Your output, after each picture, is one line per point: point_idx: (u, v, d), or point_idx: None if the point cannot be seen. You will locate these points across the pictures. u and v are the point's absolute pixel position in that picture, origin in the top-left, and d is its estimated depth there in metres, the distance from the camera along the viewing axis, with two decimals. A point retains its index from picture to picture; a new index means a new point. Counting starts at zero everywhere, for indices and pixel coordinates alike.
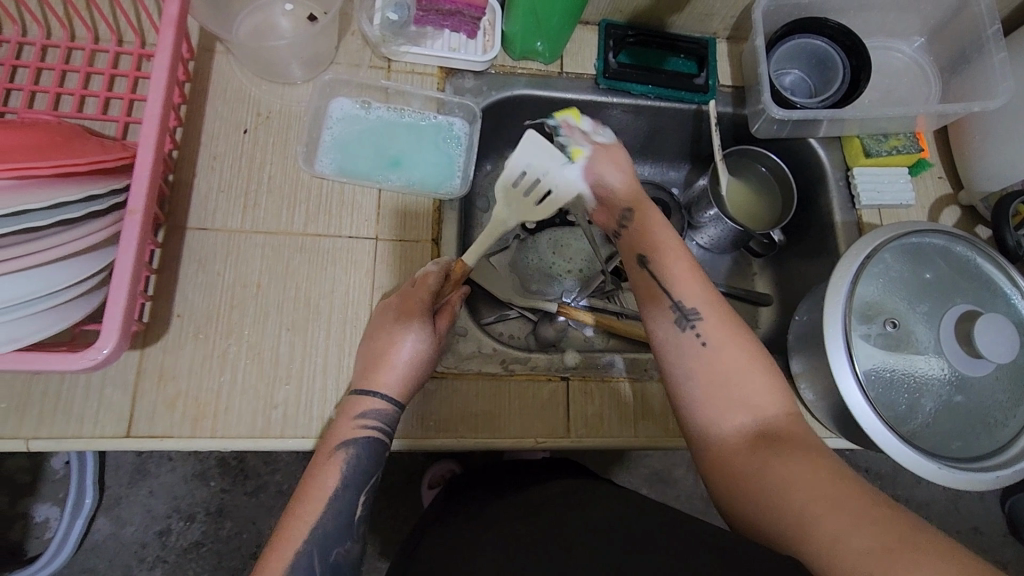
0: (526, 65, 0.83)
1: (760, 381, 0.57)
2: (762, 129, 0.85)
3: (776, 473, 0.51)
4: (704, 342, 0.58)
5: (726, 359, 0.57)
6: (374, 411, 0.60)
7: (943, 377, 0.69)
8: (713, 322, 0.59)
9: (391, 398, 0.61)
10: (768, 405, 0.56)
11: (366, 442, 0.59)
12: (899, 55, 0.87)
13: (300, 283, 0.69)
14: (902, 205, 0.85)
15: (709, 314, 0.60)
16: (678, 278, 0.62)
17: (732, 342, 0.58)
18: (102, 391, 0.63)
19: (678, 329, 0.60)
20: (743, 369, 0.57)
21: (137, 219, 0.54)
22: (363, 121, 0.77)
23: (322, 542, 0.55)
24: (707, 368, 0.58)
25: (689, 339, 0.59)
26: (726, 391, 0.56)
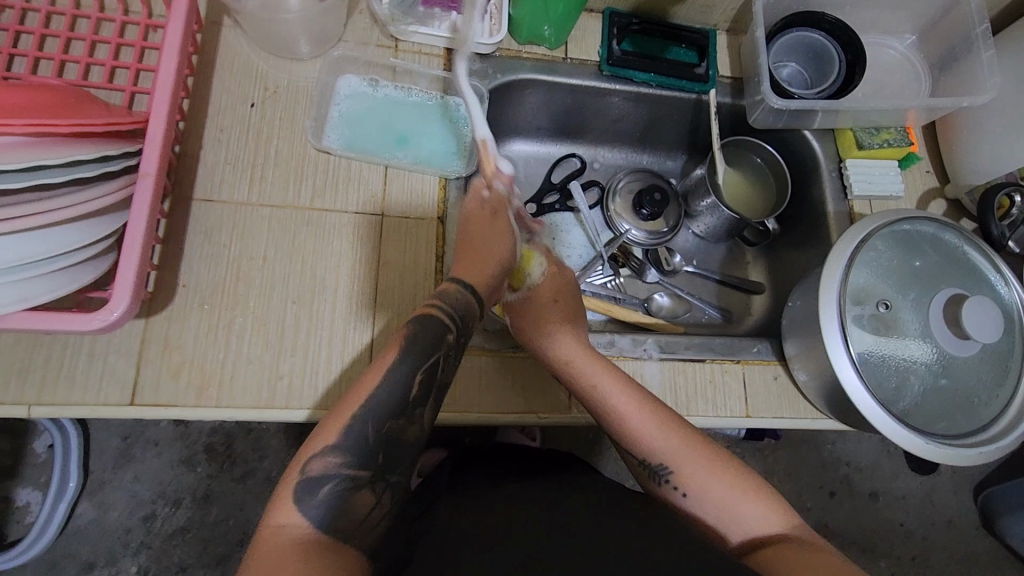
0: (531, 50, 0.84)
1: (752, 502, 0.60)
2: (759, 119, 0.87)
3: (788, 563, 0.53)
4: (683, 491, 0.62)
5: (706, 492, 0.61)
6: (453, 295, 0.60)
7: (930, 360, 0.72)
8: (685, 468, 0.62)
9: (471, 291, 0.61)
10: (765, 520, 0.59)
11: (432, 324, 0.58)
12: (892, 52, 0.89)
13: (306, 256, 0.69)
14: (892, 195, 0.88)
15: (676, 458, 0.63)
16: (640, 433, 0.65)
17: (704, 476, 0.62)
18: (105, 358, 0.62)
19: (660, 482, 0.64)
20: (730, 493, 0.61)
21: (150, 182, 0.54)
22: (370, 98, 0.77)
23: (374, 416, 0.53)
24: (699, 509, 0.62)
25: (675, 490, 0.63)
26: (722, 519, 0.60)
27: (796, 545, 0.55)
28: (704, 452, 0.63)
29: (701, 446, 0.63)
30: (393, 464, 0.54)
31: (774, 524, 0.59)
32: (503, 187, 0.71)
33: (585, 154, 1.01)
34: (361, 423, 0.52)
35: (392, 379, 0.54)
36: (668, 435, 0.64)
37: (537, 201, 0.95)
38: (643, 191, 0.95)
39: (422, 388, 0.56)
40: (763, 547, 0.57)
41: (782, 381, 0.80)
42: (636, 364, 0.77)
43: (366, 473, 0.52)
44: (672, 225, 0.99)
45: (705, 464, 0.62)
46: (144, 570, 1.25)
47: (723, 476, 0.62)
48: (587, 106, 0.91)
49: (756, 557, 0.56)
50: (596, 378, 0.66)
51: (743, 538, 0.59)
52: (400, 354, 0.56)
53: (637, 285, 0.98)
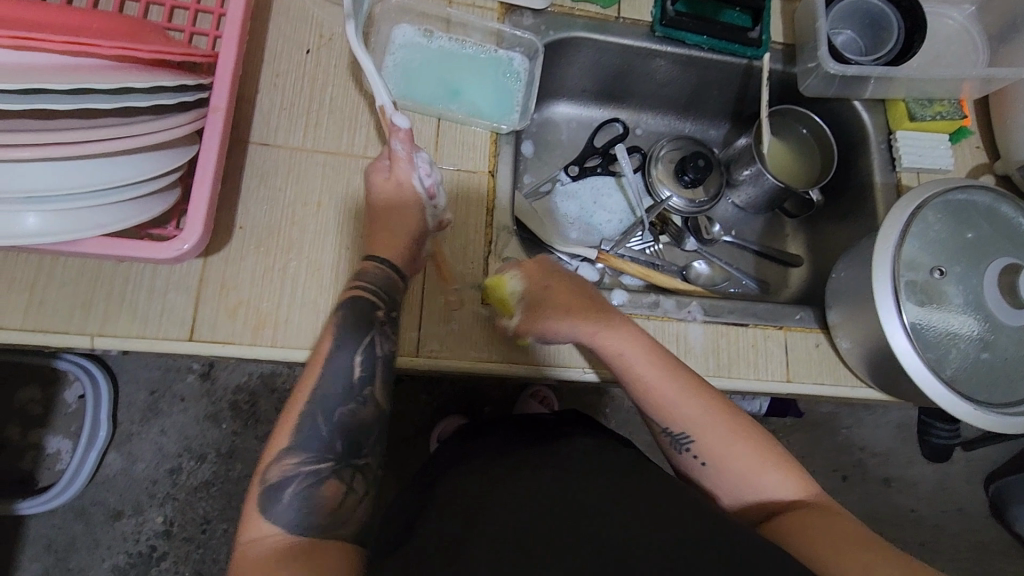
0: (584, 8, 0.83)
1: (772, 473, 0.60)
2: (811, 87, 0.86)
3: (809, 535, 0.54)
4: (703, 461, 0.62)
5: (728, 461, 0.61)
6: (372, 271, 0.63)
7: (976, 329, 0.72)
8: (709, 439, 0.61)
9: (393, 264, 0.64)
10: (783, 489, 0.60)
11: (359, 303, 0.61)
12: (950, 22, 0.88)
13: (359, 203, 0.70)
14: (941, 169, 0.87)
15: (698, 427, 0.62)
16: (670, 404, 0.63)
17: (727, 448, 0.61)
18: (165, 295, 0.63)
19: (679, 451, 0.63)
20: (752, 464, 0.60)
21: (221, 116, 0.55)
22: (425, 48, 0.76)
23: (322, 406, 0.57)
24: (718, 478, 0.62)
25: (693, 459, 0.62)
26: (740, 488, 0.61)
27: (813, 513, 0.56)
28: (729, 422, 0.62)
29: (730, 417, 0.62)
30: (354, 450, 0.58)
31: (790, 494, 0.59)
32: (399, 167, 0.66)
33: (628, 119, 1.00)
34: (311, 419, 0.56)
35: (335, 368, 0.58)
36: (693, 402, 0.62)
37: (579, 163, 0.94)
38: (686, 157, 0.94)
39: (364, 368, 0.59)
40: (780, 513, 0.58)
41: (822, 349, 0.80)
42: (678, 325, 0.77)
43: (329, 464, 0.56)
44: (714, 194, 0.97)
45: (730, 437, 0.61)
46: (169, 521, 1.28)
47: (744, 443, 0.61)
48: (633, 70, 0.91)
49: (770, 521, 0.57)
50: (620, 345, 0.64)
51: (760, 505, 0.60)
52: (336, 342, 0.59)
53: (675, 253, 0.98)
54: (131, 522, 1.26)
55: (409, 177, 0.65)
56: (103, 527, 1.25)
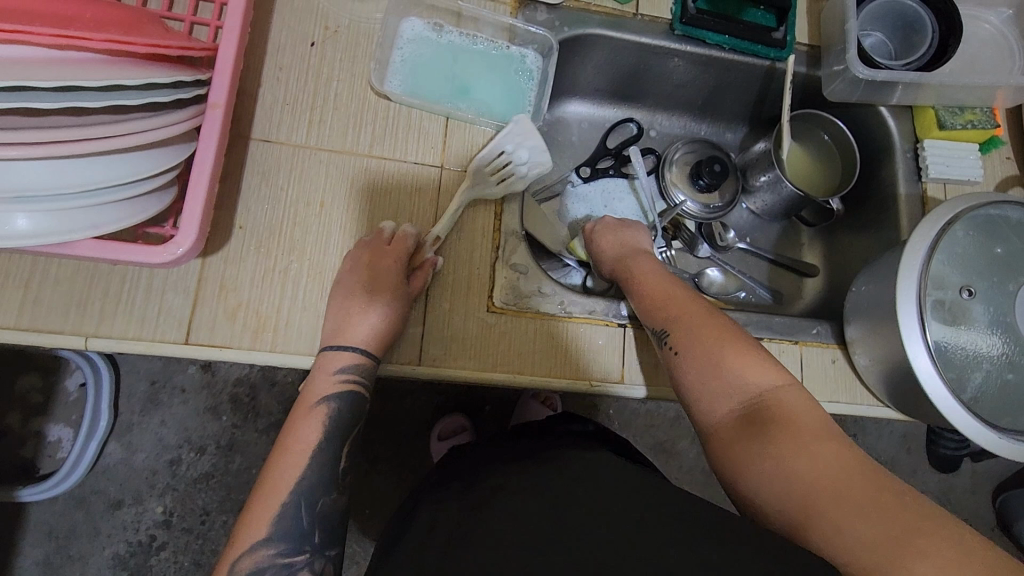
0: (601, 4, 0.80)
1: (747, 366, 0.58)
2: (836, 91, 0.82)
3: (779, 453, 0.51)
4: (677, 351, 0.62)
5: (705, 351, 0.60)
6: (349, 363, 0.61)
7: (1000, 352, 0.69)
8: (683, 330, 0.62)
9: (363, 348, 0.61)
10: (761, 382, 0.56)
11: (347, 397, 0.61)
12: (986, 25, 0.83)
13: (363, 205, 0.68)
14: (969, 181, 0.83)
15: (682, 322, 0.63)
16: (652, 307, 0.66)
17: (698, 338, 0.61)
18: (162, 295, 0.61)
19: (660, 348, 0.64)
20: (721, 350, 0.59)
21: (219, 114, 0.52)
22: (435, 44, 0.73)
23: (307, 497, 0.57)
24: (689, 372, 0.60)
25: (670, 353, 0.62)
26: (710, 384, 0.58)
27: (787, 424, 0.53)
28: (710, 323, 0.62)
29: (709, 315, 0.63)
30: (332, 538, 0.59)
31: (770, 388, 0.56)
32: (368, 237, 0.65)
33: (644, 119, 0.97)
34: (294, 510, 0.57)
35: (323, 458, 0.59)
36: (676, 299, 0.65)
37: (592, 164, 0.91)
38: (702, 161, 0.91)
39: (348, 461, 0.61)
40: (757, 418, 0.54)
41: (839, 365, 0.77)
42: None
43: (303, 554, 0.56)
44: (730, 201, 0.94)
45: (704, 328, 0.61)
46: (169, 511, 1.27)
47: (722, 342, 0.60)
48: (649, 69, 0.87)
49: (740, 449, 0.54)
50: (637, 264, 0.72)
51: (732, 399, 0.57)
52: (324, 435, 0.60)
53: (688, 260, 0.95)
54: (131, 512, 1.26)
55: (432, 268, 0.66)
56: (103, 516, 1.25)
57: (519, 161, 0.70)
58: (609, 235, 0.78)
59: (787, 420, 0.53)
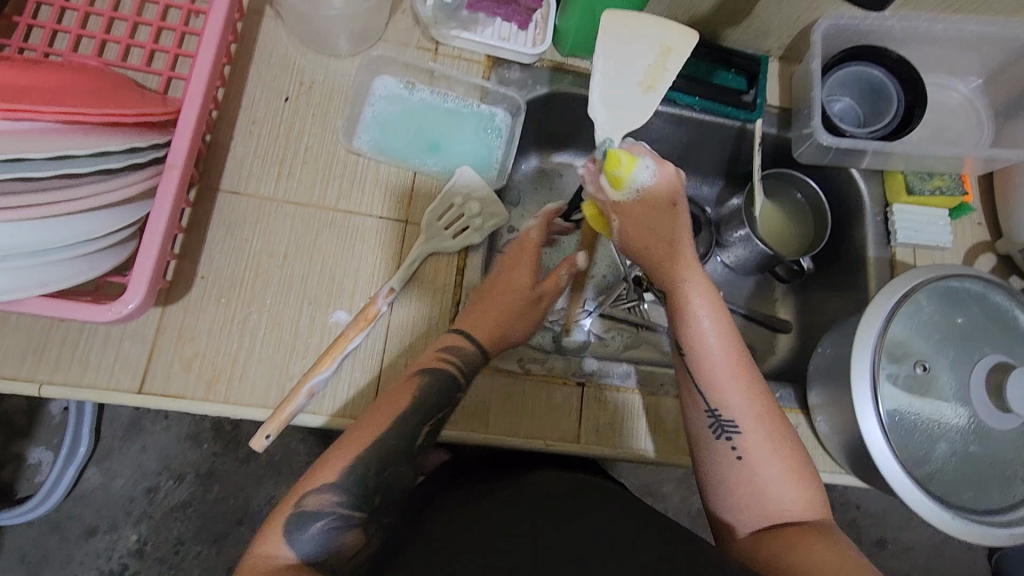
0: (573, 63, 0.81)
1: (795, 487, 0.55)
2: (805, 154, 0.83)
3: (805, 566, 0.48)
4: (740, 455, 0.56)
5: (763, 465, 0.56)
6: (466, 350, 0.63)
7: (965, 424, 0.68)
8: (751, 433, 0.57)
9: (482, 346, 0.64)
10: (801, 509, 0.55)
11: (443, 378, 0.60)
12: (955, 94, 0.84)
13: (326, 256, 0.68)
14: (938, 246, 0.84)
15: (750, 419, 0.57)
16: (719, 383, 0.59)
17: (761, 444, 0.57)
18: (119, 344, 0.62)
19: (716, 436, 0.58)
20: (775, 469, 0.56)
21: (176, 175, 0.54)
22: (405, 101, 0.76)
23: (380, 462, 0.56)
24: (743, 480, 0.56)
25: (730, 450, 0.57)
26: (754, 501, 0.55)
27: (814, 543, 0.51)
28: (772, 426, 0.58)
29: (771, 417, 0.58)
30: (387, 506, 0.56)
31: (807, 516, 0.54)
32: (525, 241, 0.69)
33: None
34: (361, 471, 0.55)
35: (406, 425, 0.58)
36: (751, 394, 0.58)
37: None
38: None
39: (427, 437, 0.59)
40: (791, 534, 0.52)
41: (801, 430, 0.77)
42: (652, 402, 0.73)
43: (361, 513, 0.54)
44: (703, 253, 0.94)
45: (768, 436, 0.57)
46: (143, 540, 1.24)
47: (778, 456, 0.56)
48: None
49: (764, 558, 0.52)
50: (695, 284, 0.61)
51: (763, 515, 0.54)
52: (411, 405, 0.59)
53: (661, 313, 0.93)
54: (105, 539, 1.23)
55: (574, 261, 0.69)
56: (77, 543, 1.23)
57: (470, 213, 0.71)
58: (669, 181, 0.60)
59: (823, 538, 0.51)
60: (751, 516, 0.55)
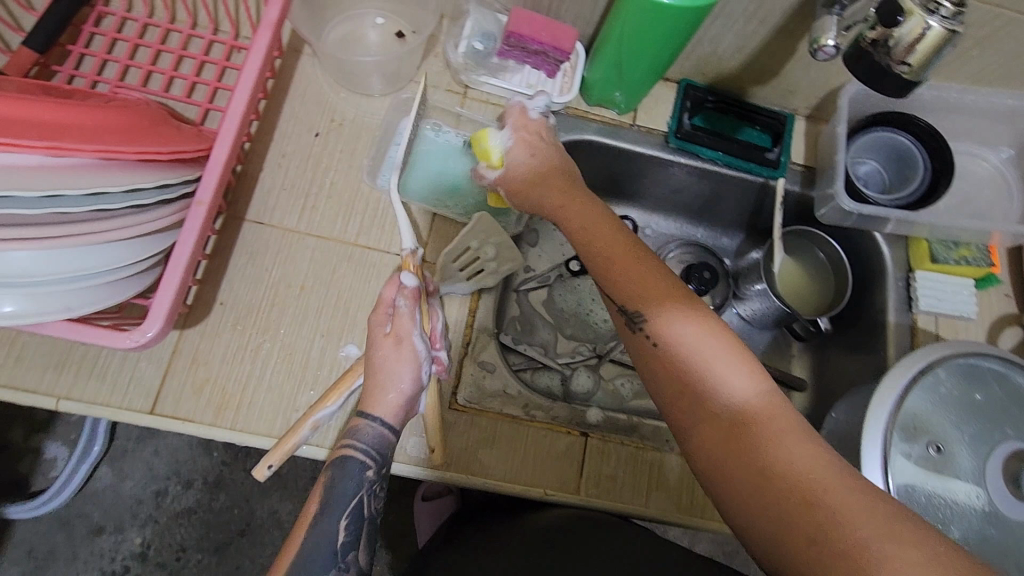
0: (600, 112, 0.83)
1: (727, 365, 0.50)
2: (827, 215, 0.82)
3: (758, 464, 0.46)
4: (654, 343, 0.54)
5: (684, 345, 0.52)
6: (363, 434, 0.58)
7: (980, 509, 0.65)
8: (662, 317, 0.54)
9: (387, 423, 0.59)
10: (738, 386, 0.49)
11: (349, 469, 0.57)
12: (985, 163, 0.83)
13: (342, 290, 0.70)
14: (961, 316, 0.82)
15: (654, 306, 0.55)
16: (624, 268, 0.57)
17: (680, 330, 0.53)
18: (136, 364, 0.64)
19: (632, 331, 0.55)
20: (696, 345, 0.52)
21: (203, 209, 0.56)
22: (430, 142, 0.77)
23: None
24: (666, 370, 0.53)
25: (647, 341, 0.54)
26: (678, 386, 0.52)
27: (765, 430, 0.47)
28: (682, 306, 0.54)
29: (682, 295, 0.55)
30: None
31: (750, 395, 0.49)
32: (404, 313, 0.61)
33: (640, 217, 0.97)
34: None
35: (321, 533, 0.55)
36: (658, 279, 0.56)
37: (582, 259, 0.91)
38: (692, 266, 0.92)
39: (349, 533, 0.56)
40: (734, 425, 0.48)
41: None
42: (657, 456, 0.72)
43: None
44: (718, 304, 0.96)
45: (685, 319, 0.53)
46: (147, 543, 1.24)
47: (701, 333, 0.52)
48: (648, 175, 0.89)
49: (722, 457, 0.48)
50: (580, 203, 0.63)
51: (698, 399, 0.50)
52: (325, 503, 0.56)
53: None
54: (110, 540, 1.24)
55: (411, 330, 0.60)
56: (82, 541, 1.23)
57: (485, 257, 0.72)
58: (530, 141, 0.69)
59: (767, 424, 0.47)
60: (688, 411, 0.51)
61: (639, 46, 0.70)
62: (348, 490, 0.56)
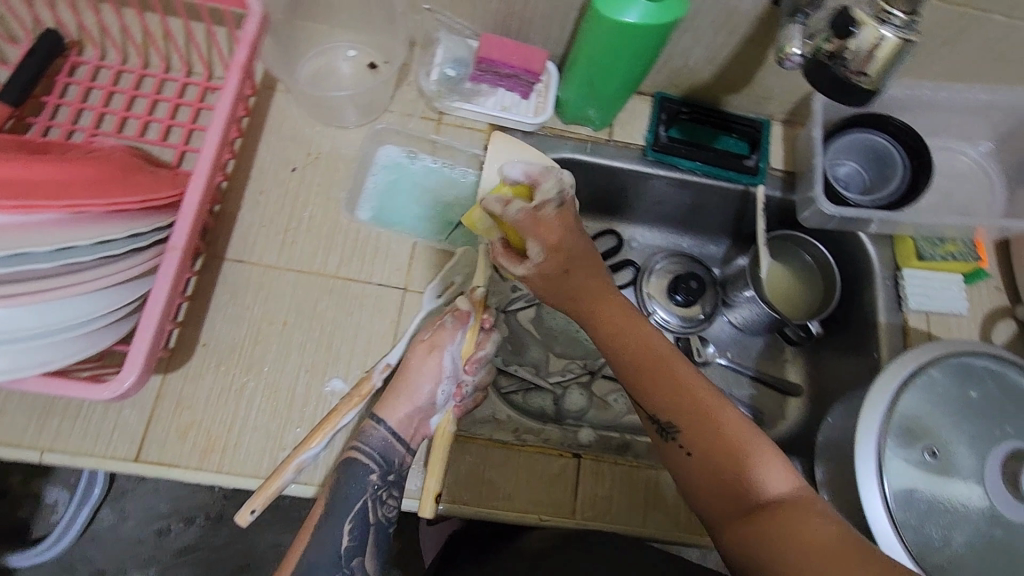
0: (575, 130, 0.83)
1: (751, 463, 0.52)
2: (810, 218, 0.82)
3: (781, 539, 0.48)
4: (687, 450, 0.55)
5: (716, 447, 0.54)
6: (374, 439, 0.63)
7: (984, 512, 0.63)
8: (687, 423, 0.55)
9: (391, 429, 0.64)
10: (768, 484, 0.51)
11: (354, 470, 0.62)
12: (965, 158, 0.83)
13: (325, 324, 0.70)
14: (951, 312, 0.81)
15: (683, 411, 0.56)
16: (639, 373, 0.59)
17: (703, 432, 0.54)
18: (119, 412, 0.64)
19: (664, 440, 0.57)
20: (722, 443, 0.54)
21: (177, 255, 0.55)
22: (406, 170, 0.78)
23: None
24: (700, 475, 0.54)
25: (679, 450, 0.56)
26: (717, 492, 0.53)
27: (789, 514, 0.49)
28: (697, 401, 0.56)
29: (699, 390, 0.56)
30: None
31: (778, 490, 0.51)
32: (447, 329, 0.66)
33: (624, 231, 0.97)
34: None
35: (326, 538, 0.60)
36: (674, 374, 0.58)
37: None
38: (680, 277, 0.91)
39: (355, 538, 0.61)
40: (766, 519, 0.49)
41: None
42: (652, 473, 0.70)
43: None
44: (708, 312, 0.94)
45: (703, 419, 0.55)
46: None
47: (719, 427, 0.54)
48: (632, 190, 0.88)
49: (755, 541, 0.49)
50: (597, 299, 0.63)
51: (735, 503, 0.52)
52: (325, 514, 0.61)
53: None
54: None
55: (448, 342, 0.66)
56: None
57: (471, 292, 0.72)
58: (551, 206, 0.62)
59: (795, 512, 0.49)
60: (722, 510, 0.52)
61: (609, 64, 0.69)
62: (352, 492, 0.61)
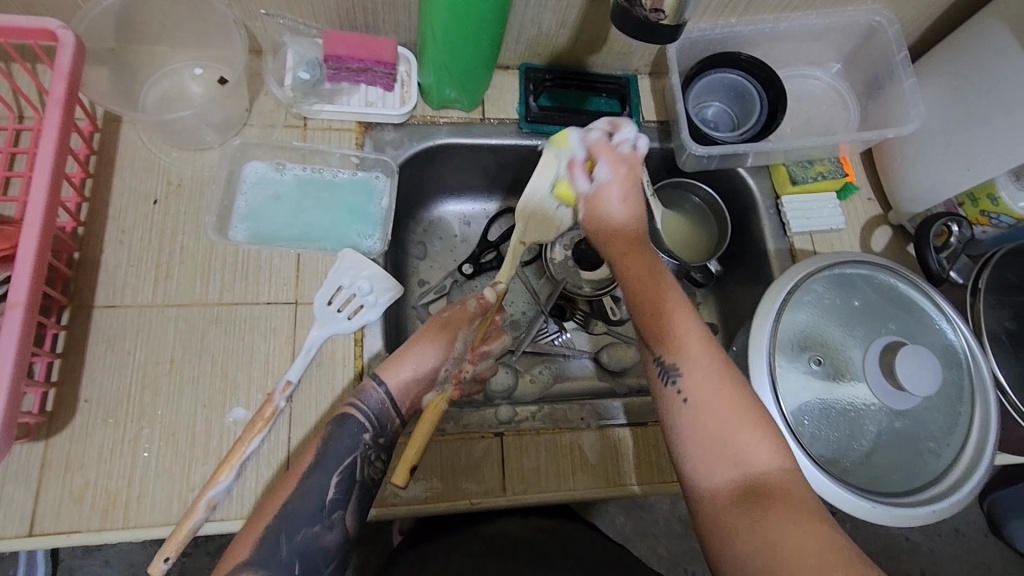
0: (447, 114, 0.82)
1: (748, 429, 0.52)
2: (688, 161, 0.84)
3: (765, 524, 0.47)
4: (685, 398, 0.54)
5: (713, 408, 0.53)
6: (372, 397, 0.60)
7: (875, 407, 0.67)
8: (695, 374, 0.55)
9: (390, 392, 0.61)
10: (759, 453, 0.51)
11: (347, 425, 0.59)
12: (817, 82, 0.88)
13: (217, 353, 0.67)
14: (831, 229, 0.86)
15: (695, 366, 0.55)
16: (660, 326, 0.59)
17: (712, 389, 0.54)
18: (3, 489, 0.60)
19: (663, 384, 0.56)
20: (723, 401, 0.53)
21: (19, 312, 0.52)
22: (277, 183, 0.76)
23: (287, 526, 0.53)
24: (695, 427, 0.53)
25: (676, 394, 0.55)
26: (709, 447, 0.52)
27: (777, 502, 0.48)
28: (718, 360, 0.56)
29: (716, 350, 0.57)
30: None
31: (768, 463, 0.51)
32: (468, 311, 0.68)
33: None
34: (273, 537, 0.53)
35: (313, 486, 0.56)
36: (698, 337, 0.57)
37: (474, 260, 0.85)
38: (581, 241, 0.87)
39: (339, 491, 0.56)
40: (754, 496, 0.49)
41: None
42: (576, 437, 0.72)
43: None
44: None
45: (721, 380, 0.55)
46: None
47: (728, 391, 0.54)
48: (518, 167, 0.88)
49: (734, 520, 0.48)
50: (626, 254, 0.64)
51: (724, 468, 0.51)
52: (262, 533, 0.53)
53: (584, 338, 0.91)
54: None
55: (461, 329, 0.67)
56: None
57: (361, 293, 0.71)
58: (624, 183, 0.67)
59: (782, 499, 0.48)
60: (704, 469, 0.52)
61: (455, 44, 0.69)
62: (344, 447, 0.58)
